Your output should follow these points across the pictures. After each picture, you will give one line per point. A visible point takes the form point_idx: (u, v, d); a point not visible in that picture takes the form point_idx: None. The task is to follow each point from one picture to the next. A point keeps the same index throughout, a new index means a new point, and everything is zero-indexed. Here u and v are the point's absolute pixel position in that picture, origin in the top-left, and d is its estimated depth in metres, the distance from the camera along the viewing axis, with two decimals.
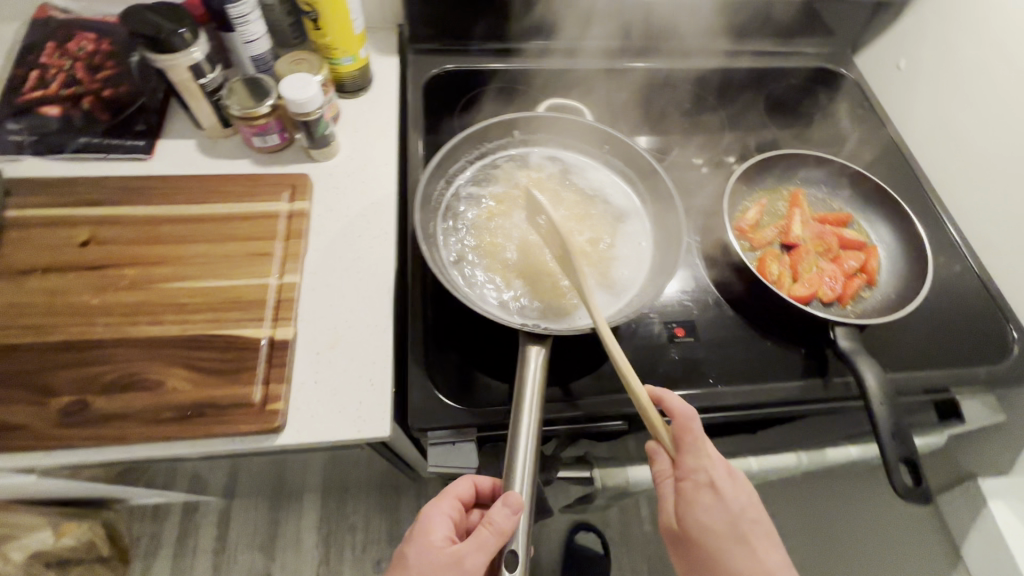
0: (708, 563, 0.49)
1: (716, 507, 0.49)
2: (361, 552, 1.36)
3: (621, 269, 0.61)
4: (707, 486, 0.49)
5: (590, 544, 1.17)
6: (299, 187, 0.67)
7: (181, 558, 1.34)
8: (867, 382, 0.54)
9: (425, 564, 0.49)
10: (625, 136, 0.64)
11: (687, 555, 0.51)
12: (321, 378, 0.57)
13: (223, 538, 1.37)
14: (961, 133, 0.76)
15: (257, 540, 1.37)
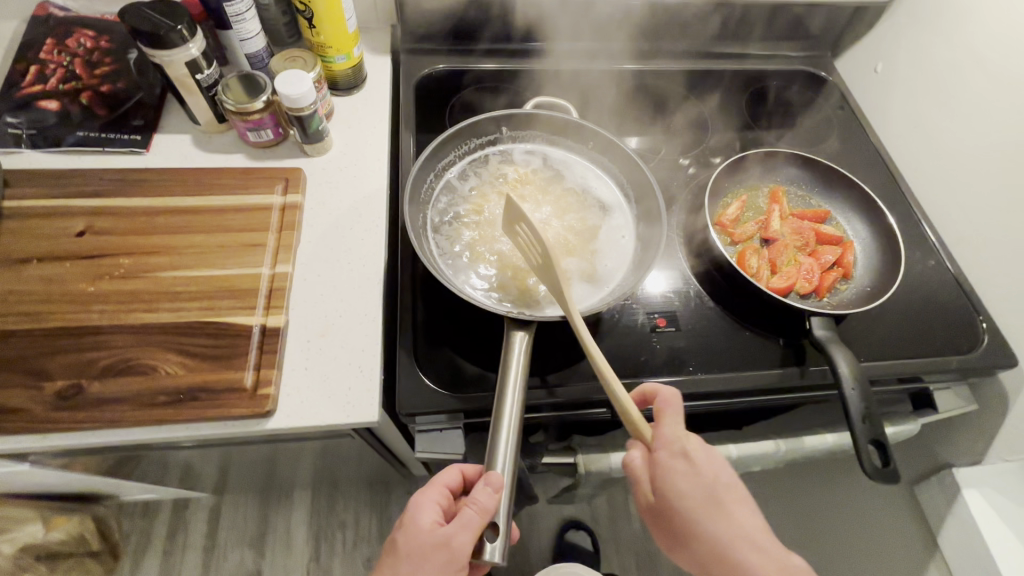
0: (686, 528, 0.50)
1: (686, 477, 0.50)
2: (352, 549, 1.37)
3: (605, 261, 0.63)
4: (682, 453, 0.50)
5: (580, 542, 1.18)
6: (293, 180, 0.69)
7: (171, 556, 1.35)
8: (839, 367, 0.56)
9: (416, 552, 0.50)
10: (609, 132, 0.66)
11: (667, 524, 0.52)
12: (311, 364, 0.59)
13: (214, 535, 1.37)
14: (936, 132, 0.79)
15: (248, 537, 1.38)
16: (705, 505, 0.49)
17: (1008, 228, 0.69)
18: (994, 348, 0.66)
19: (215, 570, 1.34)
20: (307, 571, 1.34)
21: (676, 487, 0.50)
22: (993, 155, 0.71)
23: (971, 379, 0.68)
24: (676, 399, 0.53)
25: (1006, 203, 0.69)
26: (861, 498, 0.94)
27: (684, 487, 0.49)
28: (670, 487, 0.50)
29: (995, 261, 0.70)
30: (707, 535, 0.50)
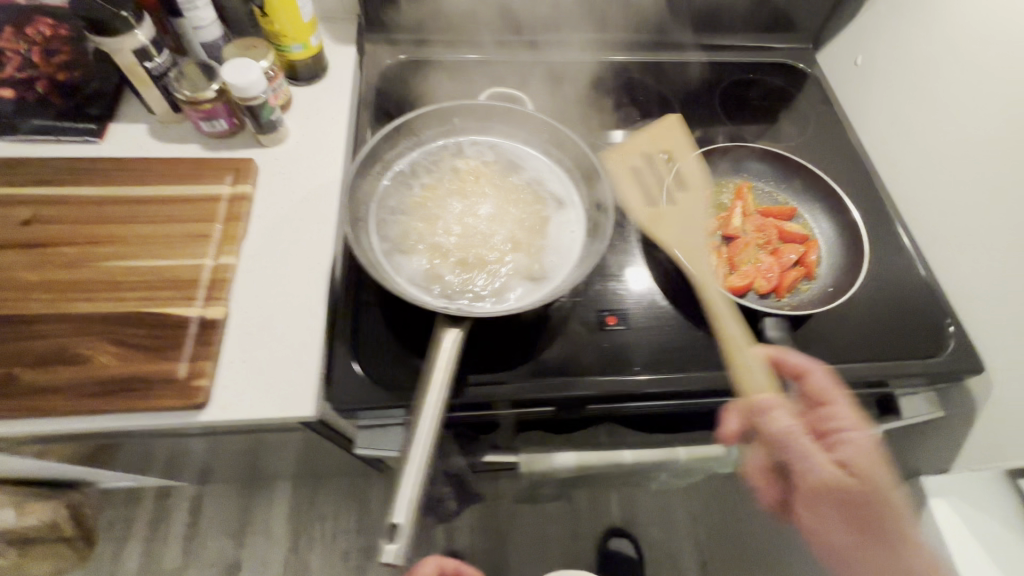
0: (872, 509, 0.55)
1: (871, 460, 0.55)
2: (331, 540, 1.38)
3: (552, 257, 0.60)
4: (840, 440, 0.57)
5: (625, 549, 1.27)
6: (243, 171, 0.68)
7: (152, 544, 1.36)
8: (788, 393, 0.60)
9: None
10: (561, 124, 0.64)
11: (856, 513, 0.55)
12: (250, 357, 0.58)
13: (196, 524, 1.38)
14: (917, 126, 0.75)
15: (230, 527, 1.39)
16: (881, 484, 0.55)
17: (985, 228, 0.66)
18: (961, 353, 0.63)
19: (196, 559, 1.35)
20: (286, 562, 1.36)
21: (877, 475, 0.55)
22: (973, 151, 0.68)
23: (938, 385, 0.66)
24: (824, 375, 0.58)
25: (985, 201, 0.66)
26: None
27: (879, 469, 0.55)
28: (862, 472, 0.55)
29: (968, 263, 0.67)
30: (891, 511, 0.54)
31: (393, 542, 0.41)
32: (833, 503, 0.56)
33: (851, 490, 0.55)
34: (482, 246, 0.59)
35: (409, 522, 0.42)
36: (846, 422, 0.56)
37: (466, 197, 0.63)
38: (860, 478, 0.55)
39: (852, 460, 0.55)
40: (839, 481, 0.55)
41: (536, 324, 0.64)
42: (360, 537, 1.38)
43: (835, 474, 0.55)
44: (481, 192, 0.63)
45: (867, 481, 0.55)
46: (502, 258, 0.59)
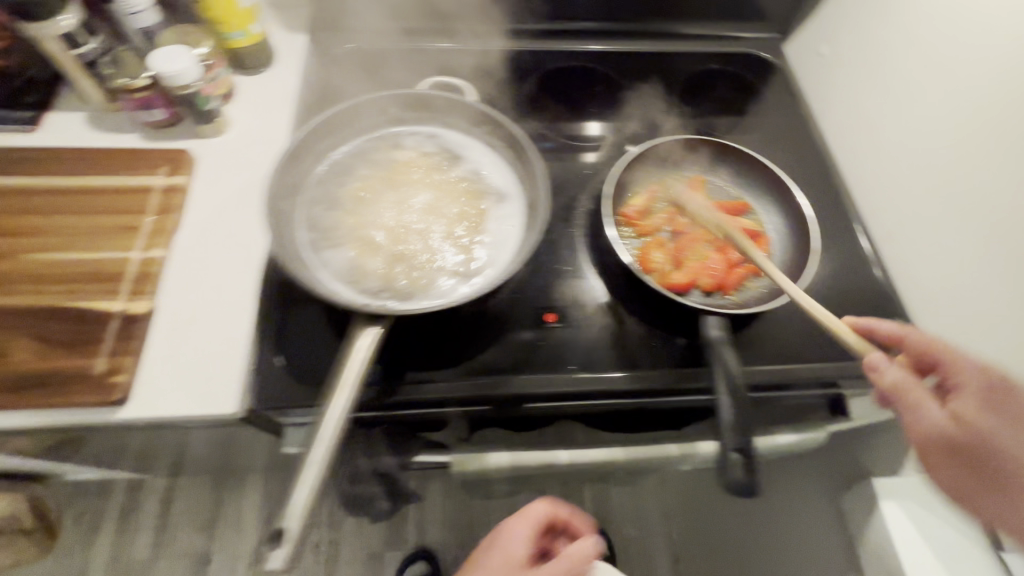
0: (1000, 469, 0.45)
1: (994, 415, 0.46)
2: (303, 533, 1.37)
3: (487, 254, 0.58)
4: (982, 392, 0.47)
5: None
6: (179, 162, 0.66)
7: (122, 536, 1.35)
8: (727, 362, 0.53)
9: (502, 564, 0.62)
10: (502, 115, 0.62)
11: (983, 474, 0.45)
12: (175, 353, 0.57)
13: (167, 516, 1.38)
14: (888, 122, 0.72)
15: (201, 518, 1.38)
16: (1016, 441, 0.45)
17: (947, 235, 0.63)
18: None
19: (167, 550, 1.35)
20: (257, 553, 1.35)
21: (1002, 430, 0.45)
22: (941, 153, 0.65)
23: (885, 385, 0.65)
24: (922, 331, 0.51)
25: (949, 207, 0.63)
26: None
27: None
28: (975, 429, 0.46)
29: (923, 262, 0.65)
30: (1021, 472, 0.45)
31: (281, 549, 0.40)
32: (954, 463, 0.46)
33: (976, 446, 0.45)
34: (414, 241, 0.58)
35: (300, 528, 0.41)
36: (965, 375, 0.48)
37: (403, 190, 0.61)
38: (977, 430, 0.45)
39: (998, 409, 0.47)
40: (979, 433, 0.45)
41: (475, 321, 0.63)
42: (330, 530, 1.37)
43: (951, 428, 0.46)
44: (418, 185, 0.62)
45: (993, 437, 0.45)
46: (435, 253, 0.57)
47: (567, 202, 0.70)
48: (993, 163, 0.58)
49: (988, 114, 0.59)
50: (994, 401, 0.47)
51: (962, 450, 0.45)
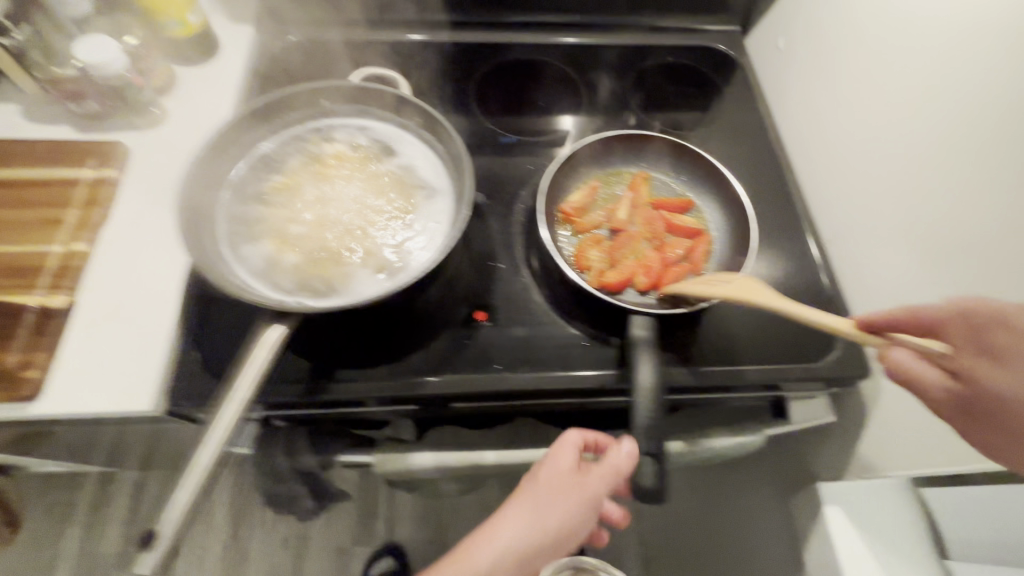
0: None
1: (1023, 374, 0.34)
2: (271, 529, 1.36)
3: (410, 249, 0.56)
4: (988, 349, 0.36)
5: None
6: (109, 154, 0.65)
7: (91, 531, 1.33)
8: (641, 379, 0.51)
9: (554, 482, 0.58)
10: (430, 106, 0.59)
11: None
12: (93, 349, 0.56)
13: (134, 510, 1.36)
14: (837, 125, 0.70)
15: None
16: None
17: (887, 245, 0.61)
18: (849, 358, 0.61)
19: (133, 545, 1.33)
20: (225, 549, 1.34)
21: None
22: (885, 158, 0.62)
23: (829, 388, 0.63)
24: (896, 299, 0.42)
25: (890, 216, 0.61)
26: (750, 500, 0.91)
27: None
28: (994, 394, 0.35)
29: (868, 263, 0.64)
30: None
31: (149, 555, 0.40)
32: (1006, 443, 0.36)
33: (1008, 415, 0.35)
34: (336, 237, 0.56)
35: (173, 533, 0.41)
36: (956, 329, 0.38)
37: (328, 184, 0.59)
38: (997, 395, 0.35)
39: (1009, 353, 0.35)
40: (995, 400, 0.35)
41: (406, 321, 0.62)
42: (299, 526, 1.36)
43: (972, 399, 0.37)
44: (346, 179, 0.60)
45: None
46: (355, 251, 0.56)
47: (508, 196, 0.68)
48: (932, 173, 0.56)
49: (931, 120, 0.57)
50: (997, 346, 0.36)
51: (986, 422, 0.37)
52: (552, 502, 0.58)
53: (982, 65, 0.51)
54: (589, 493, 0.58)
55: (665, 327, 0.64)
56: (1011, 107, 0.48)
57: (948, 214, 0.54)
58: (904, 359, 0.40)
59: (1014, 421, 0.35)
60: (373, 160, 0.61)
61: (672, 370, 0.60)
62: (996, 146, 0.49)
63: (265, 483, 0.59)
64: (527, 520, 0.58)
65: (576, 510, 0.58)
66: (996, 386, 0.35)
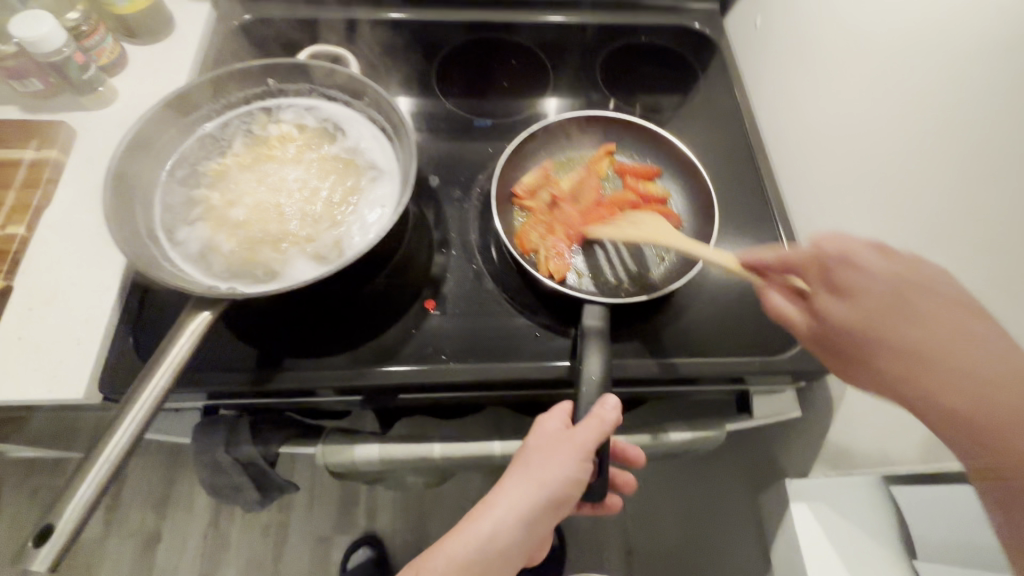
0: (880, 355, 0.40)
1: (853, 299, 0.41)
2: (252, 518, 1.27)
3: (352, 234, 0.54)
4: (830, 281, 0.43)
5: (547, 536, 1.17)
6: (50, 135, 0.63)
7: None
8: (587, 369, 0.49)
9: (538, 441, 0.49)
10: (375, 84, 0.57)
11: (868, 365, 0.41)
12: (25, 334, 0.54)
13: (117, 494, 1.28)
14: (806, 112, 0.67)
15: (152, 497, 1.28)
16: (879, 316, 0.40)
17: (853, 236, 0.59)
18: (811, 351, 0.59)
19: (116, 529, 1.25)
20: (206, 537, 1.26)
21: (865, 304, 0.40)
22: (850, 147, 0.60)
23: (795, 381, 0.61)
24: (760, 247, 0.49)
25: (853, 207, 0.59)
26: (728, 501, 0.87)
27: (874, 278, 0.41)
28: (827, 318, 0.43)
29: None
30: (900, 349, 0.39)
31: (45, 549, 0.37)
32: (849, 364, 0.42)
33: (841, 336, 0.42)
34: (277, 222, 0.54)
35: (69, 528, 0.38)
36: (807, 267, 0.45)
37: (273, 167, 0.58)
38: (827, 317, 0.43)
39: (847, 287, 0.42)
40: (834, 323, 0.42)
41: (356, 308, 0.61)
42: (281, 513, 1.27)
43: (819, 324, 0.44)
44: (289, 162, 0.58)
45: (855, 318, 0.41)
46: (296, 235, 0.54)
47: (464, 181, 0.68)
48: (894, 161, 0.54)
49: (893, 106, 0.54)
50: (839, 282, 0.42)
51: (841, 349, 0.42)
52: (545, 461, 0.47)
53: (943, 47, 0.49)
54: (584, 449, 0.46)
55: (621, 316, 0.62)
56: (973, 91, 0.46)
57: (910, 204, 0.52)
58: (781, 302, 0.47)
59: (852, 344, 0.41)
60: (320, 144, 0.59)
61: (625, 361, 0.59)
62: (958, 132, 0.47)
63: (205, 474, 0.57)
64: (525, 483, 0.48)
65: (573, 468, 0.47)
66: (833, 312, 0.42)
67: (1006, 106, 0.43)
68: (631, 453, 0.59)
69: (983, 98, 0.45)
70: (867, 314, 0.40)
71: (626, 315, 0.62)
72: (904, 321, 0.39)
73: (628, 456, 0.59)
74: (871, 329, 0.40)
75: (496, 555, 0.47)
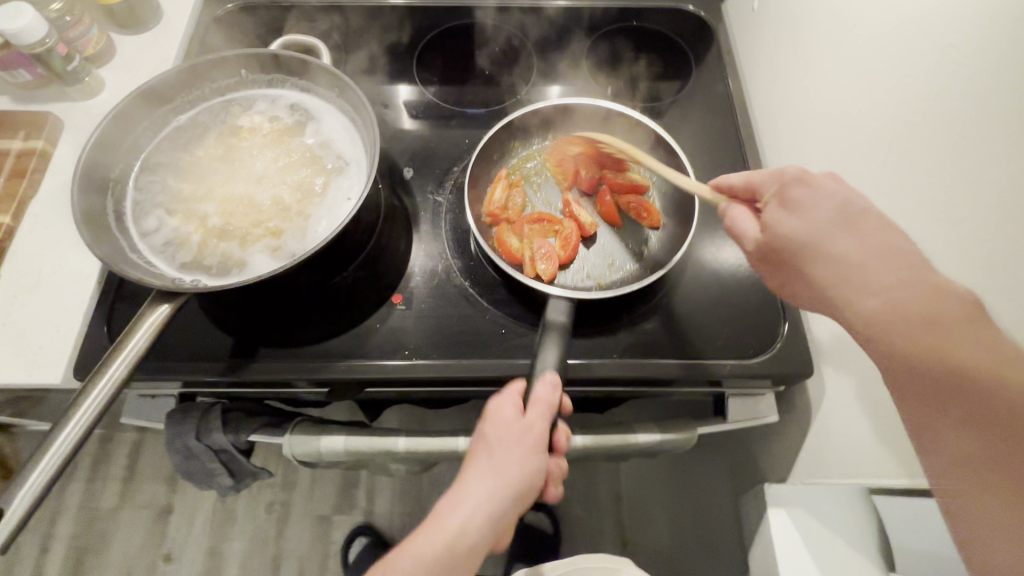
0: (825, 274, 0.38)
1: (806, 210, 0.40)
2: (256, 493, 1.28)
3: (315, 226, 0.54)
4: (784, 195, 0.42)
5: (539, 523, 1.17)
6: (38, 124, 0.65)
7: (91, 485, 1.29)
8: (541, 364, 0.49)
9: (496, 434, 0.47)
10: (341, 73, 0.56)
11: (815, 287, 0.39)
12: (8, 320, 0.56)
13: (132, 467, 1.31)
14: (794, 108, 0.64)
15: (164, 472, 1.30)
16: (829, 227, 0.39)
17: None
18: (788, 354, 0.57)
19: (129, 502, 1.28)
20: (213, 513, 1.27)
21: (818, 214, 0.40)
22: (832, 143, 0.57)
23: (774, 384, 0.59)
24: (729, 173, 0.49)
25: None
26: (714, 501, 0.85)
27: (825, 198, 0.40)
28: (777, 233, 0.41)
29: None
30: (842, 272, 0.38)
31: None
32: (799, 284, 0.41)
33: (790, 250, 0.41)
34: (242, 213, 0.55)
35: (20, 512, 0.39)
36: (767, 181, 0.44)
37: (243, 159, 0.58)
38: (778, 231, 0.41)
39: (796, 201, 0.41)
40: (782, 239, 0.41)
41: (324, 300, 0.61)
42: (283, 491, 1.28)
43: (768, 239, 0.42)
44: (260, 155, 0.59)
45: (807, 230, 0.40)
46: (262, 226, 0.54)
47: (439, 174, 0.68)
48: (875, 164, 0.51)
49: (876, 103, 0.51)
50: (790, 197, 0.42)
51: (781, 262, 0.42)
52: (501, 458, 0.46)
53: (922, 42, 0.46)
54: (538, 438, 0.47)
55: (591, 316, 0.60)
56: (954, 89, 0.43)
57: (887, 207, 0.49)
58: (739, 217, 0.46)
59: (800, 260, 0.40)
60: (291, 136, 0.60)
61: (591, 361, 0.57)
62: (935, 136, 0.44)
63: (177, 460, 0.59)
64: (485, 481, 0.47)
65: (534, 458, 0.47)
66: (782, 226, 0.41)
67: (982, 112, 0.40)
68: (560, 437, 0.51)
69: (961, 98, 0.42)
70: (816, 228, 0.39)
71: (597, 313, 0.60)
72: (854, 238, 0.38)
73: (558, 442, 0.51)
74: (822, 246, 0.39)
75: (467, 552, 0.46)
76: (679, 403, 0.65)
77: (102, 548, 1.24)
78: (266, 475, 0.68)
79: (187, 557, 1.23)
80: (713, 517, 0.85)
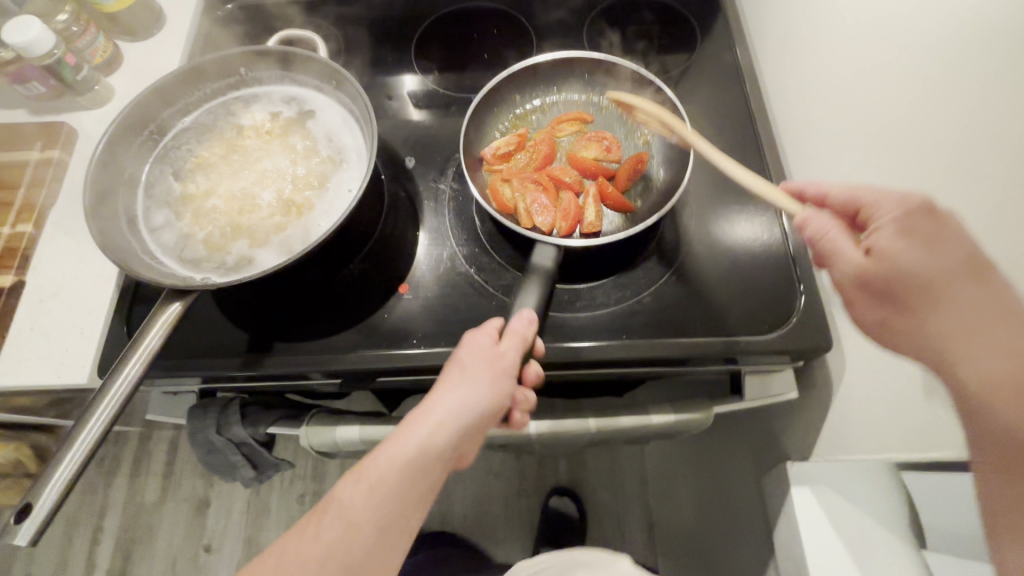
0: (951, 326, 0.34)
1: (932, 246, 0.35)
2: (287, 485, 1.32)
3: (317, 219, 0.55)
4: (903, 221, 0.36)
5: (565, 508, 1.17)
6: (54, 134, 0.67)
7: (134, 480, 1.35)
8: (520, 302, 0.49)
9: (474, 359, 0.46)
10: (334, 63, 0.56)
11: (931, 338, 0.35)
12: (37, 324, 0.58)
13: (172, 462, 1.36)
14: (803, 79, 0.61)
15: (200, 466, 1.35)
16: (958, 272, 0.34)
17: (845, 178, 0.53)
18: (805, 328, 0.55)
19: (171, 495, 1.33)
20: (248, 504, 1.31)
21: (942, 255, 0.35)
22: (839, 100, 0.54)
23: (794, 359, 0.57)
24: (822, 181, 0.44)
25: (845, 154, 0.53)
26: (739, 480, 0.83)
27: (955, 234, 0.35)
28: (896, 268, 0.36)
29: None
30: (964, 321, 0.33)
31: (23, 526, 0.40)
32: (907, 324, 0.36)
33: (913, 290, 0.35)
34: (246, 209, 0.56)
35: (48, 507, 0.41)
36: (883, 203, 0.38)
37: (245, 156, 0.59)
38: (897, 265, 0.36)
39: (919, 232, 0.36)
40: (902, 272, 0.36)
41: (333, 292, 0.61)
42: (313, 481, 1.31)
43: (878, 270, 0.37)
44: (262, 152, 0.59)
45: (929, 267, 0.35)
46: (266, 222, 0.55)
47: (441, 161, 0.68)
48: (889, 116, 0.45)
49: (881, 82, 0.48)
50: (912, 224, 0.36)
51: (886, 293, 0.37)
52: (468, 376, 0.45)
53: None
54: (512, 365, 0.46)
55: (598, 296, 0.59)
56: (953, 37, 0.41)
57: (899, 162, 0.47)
58: (832, 234, 0.40)
59: (918, 302, 0.35)
60: (291, 131, 0.60)
61: (600, 343, 0.56)
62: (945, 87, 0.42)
63: (201, 453, 0.60)
64: (455, 392, 0.44)
65: (503, 384, 0.45)
66: (903, 258, 0.36)
67: (994, 81, 0.38)
68: (529, 371, 0.50)
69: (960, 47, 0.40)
70: (937, 267, 0.35)
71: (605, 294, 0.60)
72: (981, 286, 0.34)
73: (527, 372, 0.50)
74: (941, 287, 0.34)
75: (423, 480, 0.42)
76: (695, 384, 0.64)
77: (148, 539, 1.30)
78: (289, 469, 0.70)
79: (226, 547, 1.28)
80: (739, 496, 0.83)
